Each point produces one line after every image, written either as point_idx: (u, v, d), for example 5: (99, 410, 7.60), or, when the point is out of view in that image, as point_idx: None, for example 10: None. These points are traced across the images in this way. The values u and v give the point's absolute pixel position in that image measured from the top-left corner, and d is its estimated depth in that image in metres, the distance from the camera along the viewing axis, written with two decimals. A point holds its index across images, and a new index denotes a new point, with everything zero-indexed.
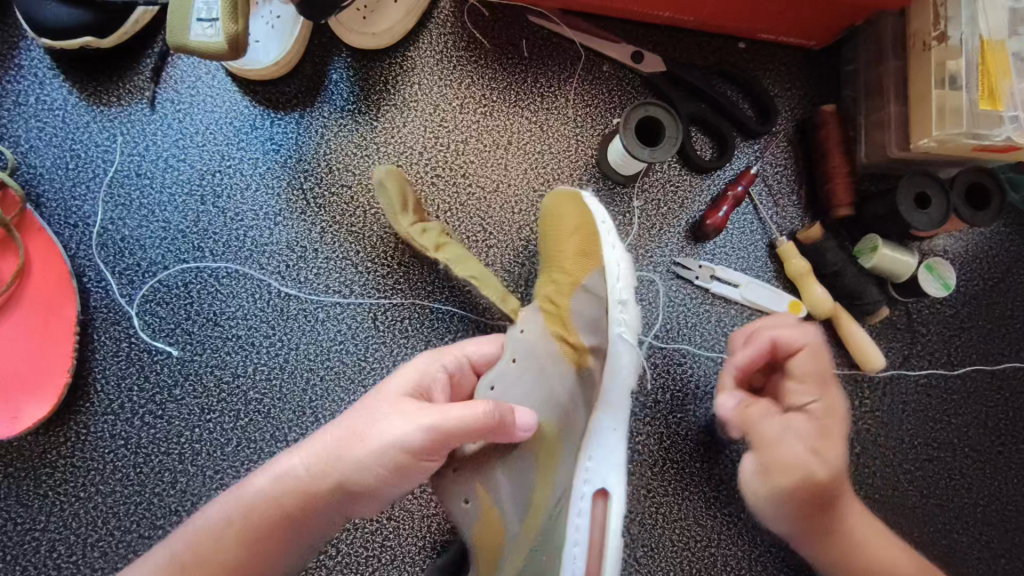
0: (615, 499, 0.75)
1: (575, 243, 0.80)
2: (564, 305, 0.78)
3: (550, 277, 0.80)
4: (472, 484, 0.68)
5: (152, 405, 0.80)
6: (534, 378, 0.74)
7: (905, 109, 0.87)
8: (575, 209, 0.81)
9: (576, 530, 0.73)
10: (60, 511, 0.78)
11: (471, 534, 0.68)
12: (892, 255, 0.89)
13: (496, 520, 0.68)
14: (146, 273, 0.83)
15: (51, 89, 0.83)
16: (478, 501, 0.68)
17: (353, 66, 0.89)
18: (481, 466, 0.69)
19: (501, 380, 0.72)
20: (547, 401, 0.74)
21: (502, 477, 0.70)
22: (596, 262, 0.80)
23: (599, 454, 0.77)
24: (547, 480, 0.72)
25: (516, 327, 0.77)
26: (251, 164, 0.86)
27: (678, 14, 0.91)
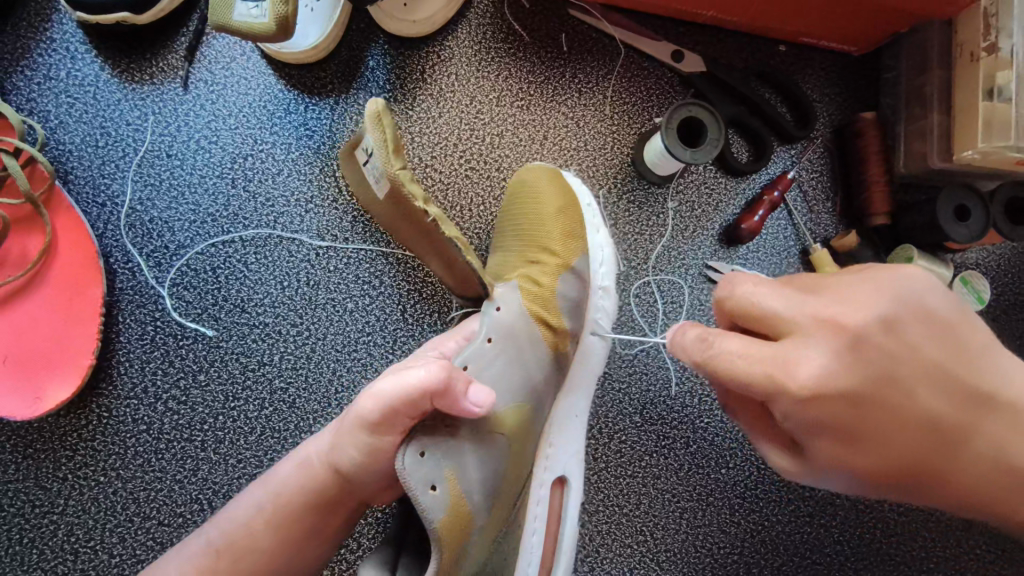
0: (573, 484, 0.78)
1: (558, 224, 0.78)
2: (543, 285, 0.75)
3: (525, 258, 0.77)
4: (439, 467, 0.60)
5: (176, 390, 0.79)
6: (509, 359, 0.70)
7: (949, 119, 0.86)
8: (558, 187, 0.80)
9: (535, 519, 0.75)
10: (79, 495, 0.76)
11: (438, 523, 0.57)
12: (927, 267, 0.88)
13: (462, 508, 0.60)
14: (174, 255, 0.81)
15: (82, 64, 0.82)
16: (445, 486, 0.60)
17: (390, 54, 0.88)
18: (449, 446, 0.62)
19: (474, 360, 0.67)
20: (522, 385, 0.71)
21: (469, 462, 0.63)
22: (579, 246, 0.79)
23: (564, 444, 0.78)
24: (507, 468, 0.68)
25: (490, 303, 0.70)
26: (284, 149, 0.84)
27: (722, 15, 0.89)
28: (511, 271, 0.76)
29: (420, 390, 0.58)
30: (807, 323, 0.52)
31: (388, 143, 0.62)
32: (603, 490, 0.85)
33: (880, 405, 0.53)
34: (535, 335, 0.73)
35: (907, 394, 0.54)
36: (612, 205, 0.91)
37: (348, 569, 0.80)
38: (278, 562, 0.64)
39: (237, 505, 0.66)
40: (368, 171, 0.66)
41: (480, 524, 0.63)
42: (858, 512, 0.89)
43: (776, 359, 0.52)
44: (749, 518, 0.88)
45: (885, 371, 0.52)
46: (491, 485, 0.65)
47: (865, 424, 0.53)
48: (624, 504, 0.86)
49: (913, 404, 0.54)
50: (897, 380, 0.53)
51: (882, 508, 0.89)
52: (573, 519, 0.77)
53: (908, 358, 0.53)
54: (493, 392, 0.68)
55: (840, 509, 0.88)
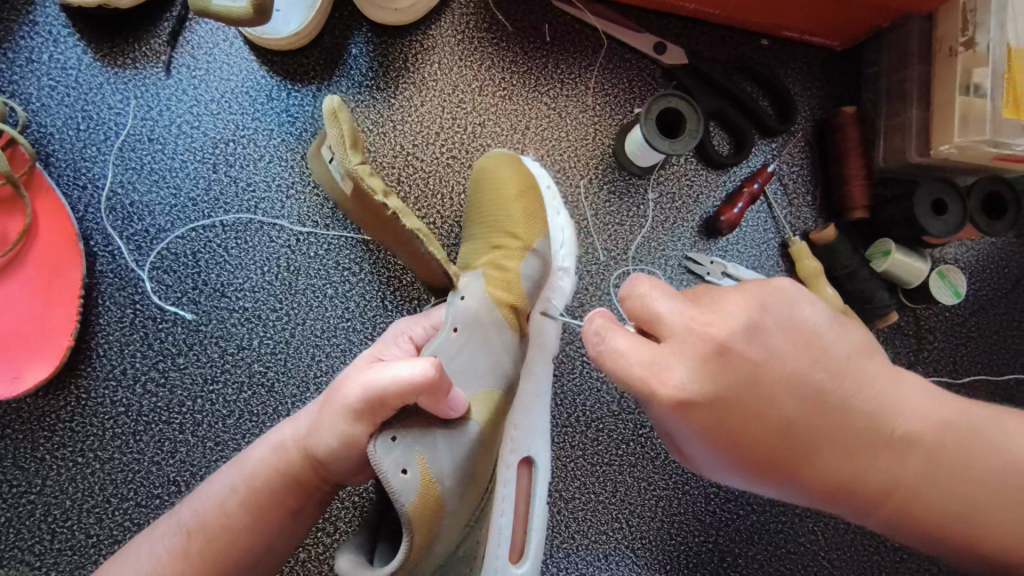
0: (540, 467, 0.79)
1: (521, 208, 0.79)
2: (508, 269, 0.76)
3: (489, 243, 0.78)
4: (410, 452, 0.60)
5: (155, 373, 0.80)
6: (475, 345, 0.70)
7: (927, 114, 0.86)
8: (515, 171, 0.81)
9: (503, 499, 0.76)
10: (57, 475, 0.77)
11: (409, 508, 0.56)
12: (904, 261, 0.89)
13: (435, 494, 0.60)
14: (154, 239, 0.81)
15: (64, 47, 0.82)
16: (416, 470, 0.59)
17: (373, 41, 0.88)
18: (420, 431, 0.62)
19: (443, 350, 0.68)
20: (490, 370, 0.71)
21: (443, 447, 0.63)
22: (540, 227, 0.80)
23: (533, 428, 0.80)
24: (482, 454, 0.67)
25: (455, 293, 0.72)
26: (266, 135, 0.84)
27: (704, 7, 0.90)
28: (478, 259, 0.77)
29: (414, 383, 0.59)
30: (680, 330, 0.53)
31: (348, 134, 0.64)
32: (579, 477, 0.86)
33: (738, 409, 0.52)
34: (501, 321, 0.73)
35: (767, 400, 0.53)
36: (593, 195, 0.91)
37: (324, 552, 0.80)
38: (252, 543, 0.65)
39: (215, 486, 0.67)
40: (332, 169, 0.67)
41: (453, 508, 0.63)
42: None
43: (654, 362, 0.52)
44: (724, 507, 0.88)
45: (743, 378, 0.52)
46: (466, 469, 0.65)
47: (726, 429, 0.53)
48: (600, 491, 0.86)
49: (770, 410, 0.53)
50: (758, 383, 0.52)
51: None
52: (542, 501, 0.78)
53: (767, 364, 0.52)
54: (461, 379, 0.69)
55: None
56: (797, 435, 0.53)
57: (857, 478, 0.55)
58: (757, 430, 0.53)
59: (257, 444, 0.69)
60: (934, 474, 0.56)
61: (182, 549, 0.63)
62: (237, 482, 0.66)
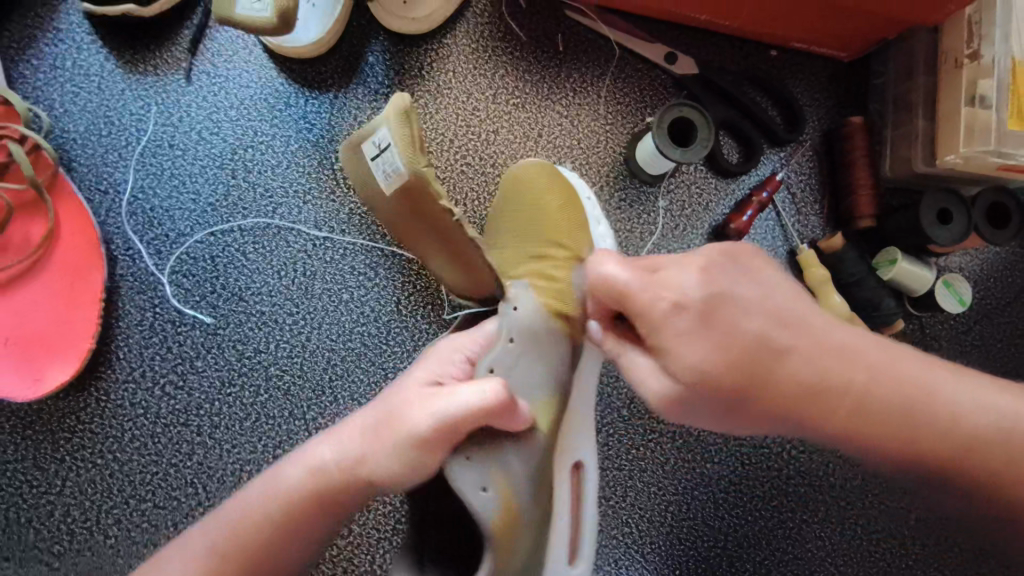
0: (588, 468, 0.78)
1: (562, 218, 0.80)
2: (556, 279, 0.77)
3: (530, 252, 0.80)
4: (486, 471, 0.62)
5: (174, 375, 0.81)
6: (530, 358, 0.72)
7: (933, 125, 0.88)
8: (552, 182, 0.82)
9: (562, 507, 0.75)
10: (77, 476, 0.78)
11: (493, 525, 0.60)
12: (910, 269, 0.90)
13: (512, 506, 0.63)
14: (174, 243, 0.83)
15: (87, 54, 0.84)
16: (495, 488, 0.62)
17: (390, 50, 0.89)
18: (495, 451, 0.65)
19: (501, 362, 0.70)
20: (545, 380, 0.73)
21: (513, 461, 0.66)
22: (586, 241, 0.81)
23: (581, 431, 0.78)
24: (545, 461, 0.70)
25: (507, 305, 0.74)
26: (284, 142, 0.86)
27: (714, 18, 0.92)
28: (521, 268, 0.79)
29: (479, 410, 0.61)
30: (664, 258, 0.62)
31: (412, 137, 0.64)
32: None
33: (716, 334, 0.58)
34: (553, 331, 0.75)
35: (744, 325, 0.58)
36: (605, 202, 0.93)
37: (340, 553, 0.81)
38: (283, 550, 0.65)
39: (248, 500, 0.65)
40: (376, 168, 0.67)
41: (531, 517, 0.66)
42: (840, 508, 0.91)
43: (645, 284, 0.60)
44: (732, 512, 0.90)
45: (733, 314, 0.58)
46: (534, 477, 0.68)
47: (705, 358, 0.58)
48: (610, 495, 0.88)
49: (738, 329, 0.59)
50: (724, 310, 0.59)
51: (863, 504, 0.91)
52: (592, 503, 0.77)
53: (740, 294, 0.59)
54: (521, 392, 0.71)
55: (820, 505, 0.90)
56: (766, 354, 0.59)
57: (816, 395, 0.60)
58: (735, 351, 0.58)
59: (292, 458, 0.68)
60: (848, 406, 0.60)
61: (219, 553, 0.63)
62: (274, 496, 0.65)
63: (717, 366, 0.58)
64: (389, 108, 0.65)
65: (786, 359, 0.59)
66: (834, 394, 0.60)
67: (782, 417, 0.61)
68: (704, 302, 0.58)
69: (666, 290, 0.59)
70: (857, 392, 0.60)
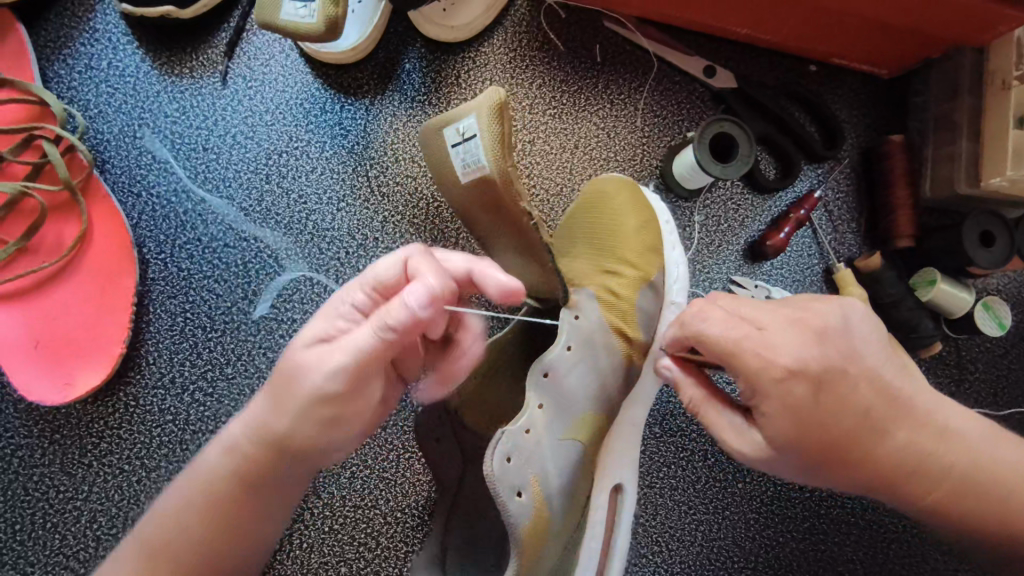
0: (630, 493, 0.76)
1: (639, 240, 0.77)
2: (620, 297, 0.75)
3: (599, 266, 0.77)
4: (525, 474, 0.64)
5: (203, 382, 0.79)
6: (585, 366, 0.71)
7: (978, 145, 0.87)
8: (639, 207, 0.79)
9: (595, 526, 0.74)
10: (104, 482, 0.77)
11: (522, 529, 0.62)
12: (950, 291, 0.88)
13: (545, 514, 0.65)
14: (206, 248, 0.82)
15: (124, 55, 0.83)
16: (529, 492, 0.64)
17: (427, 57, 0.88)
18: (532, 453, 0.66)
19: (557, 368, 0.69)
20: (596, 395, 0.73)
21: (551, 466, 0.68)
22: (659, 261, 0.78)
23: (625, 454, 0.77)
24: (580, 471, 0.72)
25: (570, 310, 0.71)
26: (319, 148, 0.85)
27: (756, 32, 0.91)
28: (586, 279, 0.77)
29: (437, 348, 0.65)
30: (773, 318, 0.60)
31: (500, 136, 0.64)
32: None
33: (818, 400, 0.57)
34: (611, 345, 0.74)
35: (856, 393, 0.58)
36: None
37: (366, 567, 0.80)
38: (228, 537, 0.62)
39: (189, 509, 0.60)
40: (455, 155, 0.67)
41: (557, 527, 0.68)
42: (872, 532, 0.89)
43: (759, 341, 0.59)
44: (764, 534, 0.88)
45: (848, 379, 0.58)
46: (568, 487, 0.70)
47: (808, 428, 0.58)
48: (640, 513, 0.86)
49: (846, 399, 0.58)
50: (829, 378, 0.57)
51: (897, 529, 0.89)
52: (627, 526, 0.75)
53: (857, 366, 0.58)
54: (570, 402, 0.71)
55: (852, 528, 0.89)
56: (873, 425, 0.58)
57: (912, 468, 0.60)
58: (840, 424, 0.58)
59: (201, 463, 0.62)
60: (930, 478, 0.61)
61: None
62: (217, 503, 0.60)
63: (815, 430, 0.58)
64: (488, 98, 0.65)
65: (890, 432, 0.59)
66: (926, 468, 0.61)
67: (869, 484, 0.61)
68: (821, 371, 0.58)
69: (780, 352, 0.58)
70: (949, 471, 0.61)
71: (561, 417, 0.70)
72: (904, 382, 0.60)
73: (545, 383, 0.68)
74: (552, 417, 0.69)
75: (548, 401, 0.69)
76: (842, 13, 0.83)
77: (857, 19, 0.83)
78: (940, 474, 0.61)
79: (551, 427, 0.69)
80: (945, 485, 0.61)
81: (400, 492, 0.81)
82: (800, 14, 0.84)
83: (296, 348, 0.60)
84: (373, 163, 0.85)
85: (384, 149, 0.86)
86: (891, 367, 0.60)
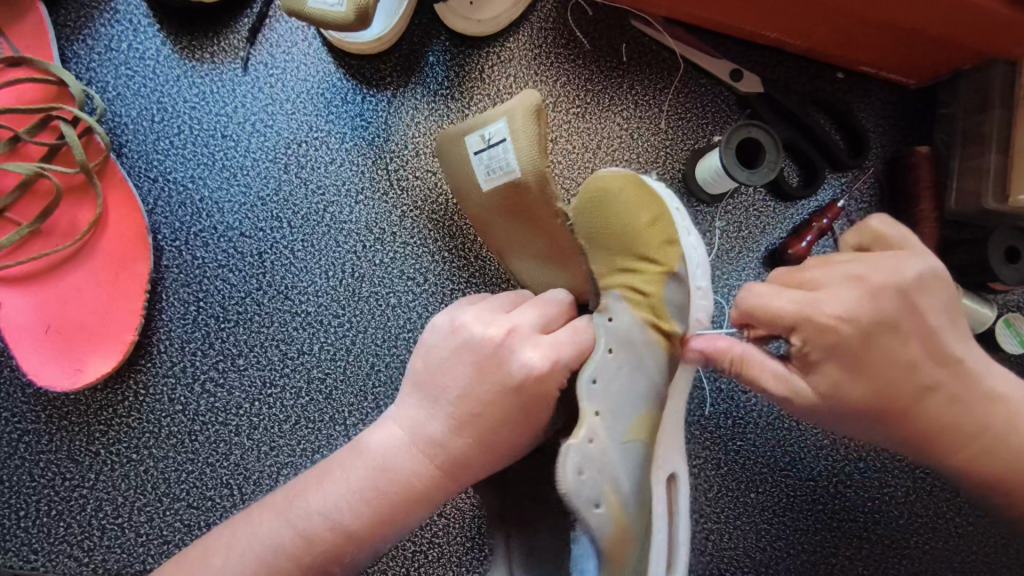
0: (681, 480, 0.75)
1: (654, 233, 0.76)
2: (649, 294, 0.73)
3: (620, 264, 0.75)
4: (600, 484, 0.61)
5: (214, 372, 0.78)
6: (628, 370, 0.69)
7: (1006, 160, 0.86)
8: (643, 198, 0.76)
9: (659, 523, 0.70)
10: (111, 470, 0.76)
11: (603, 541, 0.60)
12: (972, 306, 0.87)
13: (625, 523, 0.63)
14: (221, 237, 0.80)
15: (143, 37, 0.81)
16: (607, 503, 0.61)
17: (451, 51, 0.87)
18: (602, 463, 0.62)
19: (602, 372, 0.65)
20: (644, 394, 0.70)
21: (620, 472, 0.65)
22: (678, 251, 0.77)
23: (672, 441, 0.74)
24: (643, 470, 0.69)
25: (603, 314, 0.70)
26: (339, 139, 0.84)
27: (785, 36, 0.89)
28: (611, 279, 0.75)
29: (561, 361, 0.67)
30: (834, 275, 0.60)
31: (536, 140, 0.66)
32: None
33: (867, 355, 0.58)
34: (648, 342, 0.72)
35: (905, 348, 0.58)
36: None
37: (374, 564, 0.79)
38: (347, 555, 0.59)
39: (344, 516, 0.58)
40: (477, 162, 0.70)
41: (635, 533, 0.65)
42: (883, 547, 0.88)
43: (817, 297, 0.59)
44: (775, 545, 0.87)
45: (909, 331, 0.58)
46: (638, 489, 0.67)
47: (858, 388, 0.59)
48: None
49: (895, 353, 0.58)
50: (885, 333, 0.58)
51: (909, 544, 0.88)
52: (686, 516, 0.74)
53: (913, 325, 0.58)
54: (622, 403, 0.67)
55: (864, 542, 0.88)
56: (914, 380, 0.59)
57: (948, 434, 0.62)
58: (882, 375, 0.59)
59: (354, 481, 0.59)
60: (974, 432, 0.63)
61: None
62: (369, 508, 0.58)
63: (868, 385, 0.59)
64: (516, 105, 0.67)
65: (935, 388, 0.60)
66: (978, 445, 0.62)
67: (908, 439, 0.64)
68: (870, 325, 0.57)
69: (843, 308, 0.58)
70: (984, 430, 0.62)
71: (619, 420, 0.66)
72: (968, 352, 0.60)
73: (594, 390, 0.64)
74: (611, 421, 0.65)
75: (604, 407, 0.65)
76: (875, 21, 0.81)
77: (889, 26, 0.82)
78: (974, 432, 0.63)
79: (613, 433, 0.65)
80: (980, 443, 0.63)
81: None
82: (831, 20, 0.83)
83: (476, 335, 0.63)
84: (393, 157, 0.84)
85: (404, 143, 0.84)
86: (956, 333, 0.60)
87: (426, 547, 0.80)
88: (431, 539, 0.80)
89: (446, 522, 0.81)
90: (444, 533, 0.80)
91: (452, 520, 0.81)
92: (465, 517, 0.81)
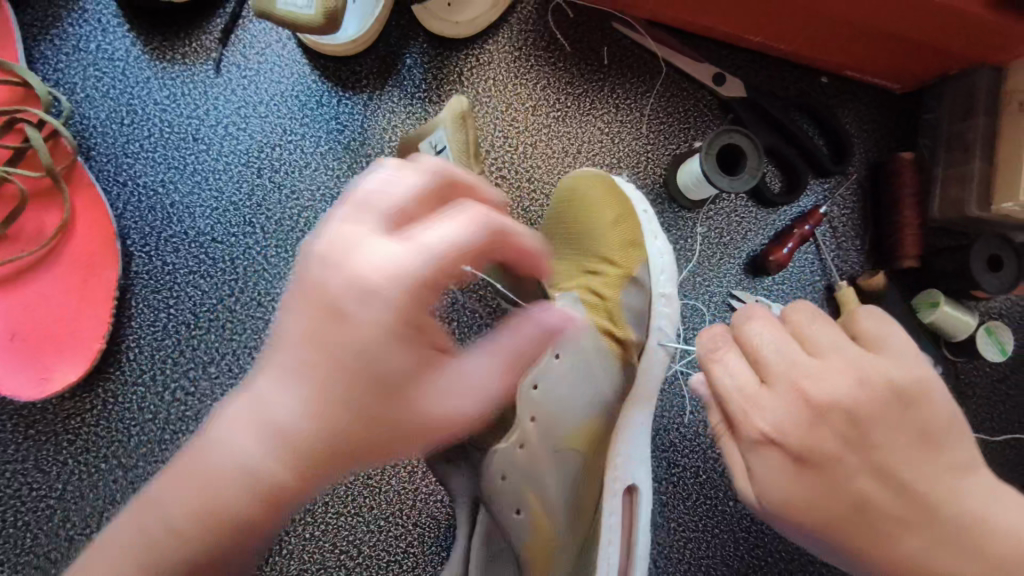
0: (643, 492, 0.73)
1: (618, 233, 0.75)
2: (607, 298, 0.73)
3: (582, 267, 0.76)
4: (519, 492, 0.68)
5: (185, 380, 0.77)
6: (578, 378, 0.71)
7: (990, 167, 0.84)
8: (609, 200, 0.75)
9: (610, 530, 0.70)
10: (79, 480, 0.75)
11: (522, 545, 0.67)
12: (953, 314, 0.86)
13: (546, 528, 0.68)
14: (193, 242, 0.79)
15: (113, 37, 0.80)
16: (528, 510, 0.68)
17: (428, 53, 0.85)
18: (528, 470, 0.69)
19: (546, 379, 0.70)
20: (594, 401, 0.72)
21: (549, 481, 0.70)
22: (642, 253, 0.75)
23: (634, 451, 0.73)
24: (586, 478, 0.71)
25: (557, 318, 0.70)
26: (313, 142, 0.82)
27: (769, 40, 0.88)
28: (567, 282, 0.76)
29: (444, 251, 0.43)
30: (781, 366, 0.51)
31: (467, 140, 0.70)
32: None
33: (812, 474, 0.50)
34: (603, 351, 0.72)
35: (856, 477, 0.49)
36: None
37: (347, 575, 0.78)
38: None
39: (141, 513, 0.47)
40: None
41: (563, 541, 0.70)
42: None
43: (746, 399, 0.51)
44: (753, 554, 0.86)
45: (846, 461, 0.49)
46: (574, 497, 0.71)
47: (801, 511, 0.50)
48: None
49: (845, 477, 0.49)
50: (824, 451, 0.49)
51: None
52: (646, 532, 0.72)
53: (868, 447, 0.49)
54: (566, 408, 0.71)
55: None
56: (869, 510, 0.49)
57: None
58: (829, 500, 0.50)
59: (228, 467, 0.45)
60: None
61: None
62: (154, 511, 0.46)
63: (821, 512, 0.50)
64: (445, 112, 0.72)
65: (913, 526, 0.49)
66: None
67: None
68: (804, 444, 0.49)
69: (762, 415, 0.50)
70: None
71: (556, 428, 0.70)
72: (972, 494, 0.50)
73: (533, 396, 0.69)
74: (549, 429, 0.70)
75: (543, 415, 0.70)
76: (858, 25, 0.80)
77: (872, 31, 0.81)
78: None
79: (546, 439, 0.70)
80: None
81: (385, 500, 0.79)
82: (813, 24, 0.82)
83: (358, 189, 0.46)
84: (369, 161, 0.83)
85: (381, 147, 0.83)
86: (958, 488, 0.49)
87: (399, 556, 0.79)
88: (405, 549, 0.79)
89: (420, 531, 0.80)
90: (419, 543, 0.79)
91: (427, 530, 0.80)
92: (440, 526, 0.80)
